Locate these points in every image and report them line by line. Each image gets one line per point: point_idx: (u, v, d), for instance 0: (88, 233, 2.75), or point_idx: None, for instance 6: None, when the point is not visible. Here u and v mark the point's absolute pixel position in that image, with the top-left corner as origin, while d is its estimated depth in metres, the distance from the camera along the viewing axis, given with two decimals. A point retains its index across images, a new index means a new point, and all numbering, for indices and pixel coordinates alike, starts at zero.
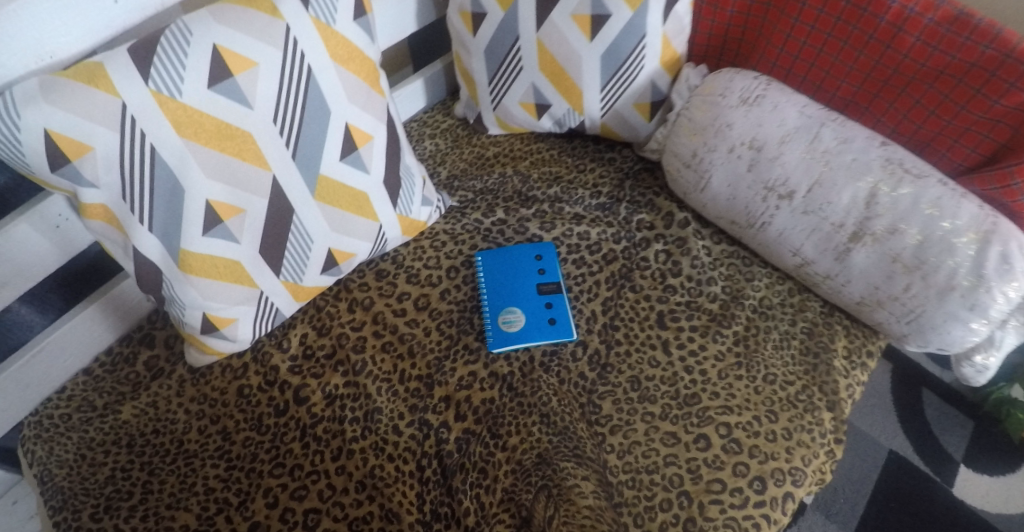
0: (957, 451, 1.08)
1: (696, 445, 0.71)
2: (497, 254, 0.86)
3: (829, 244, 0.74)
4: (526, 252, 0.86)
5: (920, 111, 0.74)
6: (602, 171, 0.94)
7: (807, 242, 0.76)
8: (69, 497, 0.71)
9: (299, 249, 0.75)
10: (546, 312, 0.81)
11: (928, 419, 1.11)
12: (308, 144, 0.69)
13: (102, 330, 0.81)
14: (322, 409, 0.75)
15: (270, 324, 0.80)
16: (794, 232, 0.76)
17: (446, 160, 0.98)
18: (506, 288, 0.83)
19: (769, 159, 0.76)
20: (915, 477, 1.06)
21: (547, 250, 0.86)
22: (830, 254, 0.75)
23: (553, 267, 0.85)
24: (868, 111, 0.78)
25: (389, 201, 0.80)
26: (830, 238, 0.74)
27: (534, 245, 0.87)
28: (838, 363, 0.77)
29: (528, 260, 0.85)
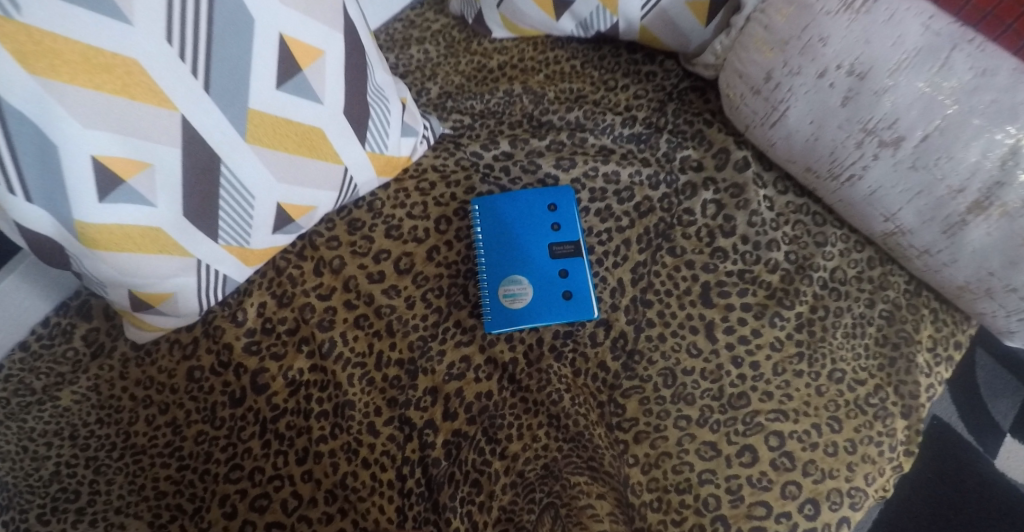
0: (1005, 420, 0.87)
1: (739, 460, 0.58)
2: (499, 201, 0.67)
3: (938, 211, 0.55)
4: (535, 201, 0.67)
5: None
6: (639, 90, 0.72)
7: (907, 207, 0.57)
8: (13, 496, 0.61)
9: (239, 208, 0.57)
10: (560, 283, 0.64)
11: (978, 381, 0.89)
12: (228, 71, 0.50)
13: (34, 300, 0.67)
14: (285, 400, 0.62)
15: (218, 294, 0.65)
16: (890, 192, 0.57)
17: (437, 72, 0.75)
18: (509, 248, 0.65)
19: (876, 91, 0.54)
20: (953, 447, 0.86)
21: (563, 197, 0.67)
22: (937, 225, 0.56)
23: (571, 222, 0.66)
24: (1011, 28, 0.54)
25: (356, 137, 0.61)
26: (941, 204, 0.55)
27: (548, 191, 0.67)
28: (921, 359, 0.62)
29: (538, 211, 0.67)
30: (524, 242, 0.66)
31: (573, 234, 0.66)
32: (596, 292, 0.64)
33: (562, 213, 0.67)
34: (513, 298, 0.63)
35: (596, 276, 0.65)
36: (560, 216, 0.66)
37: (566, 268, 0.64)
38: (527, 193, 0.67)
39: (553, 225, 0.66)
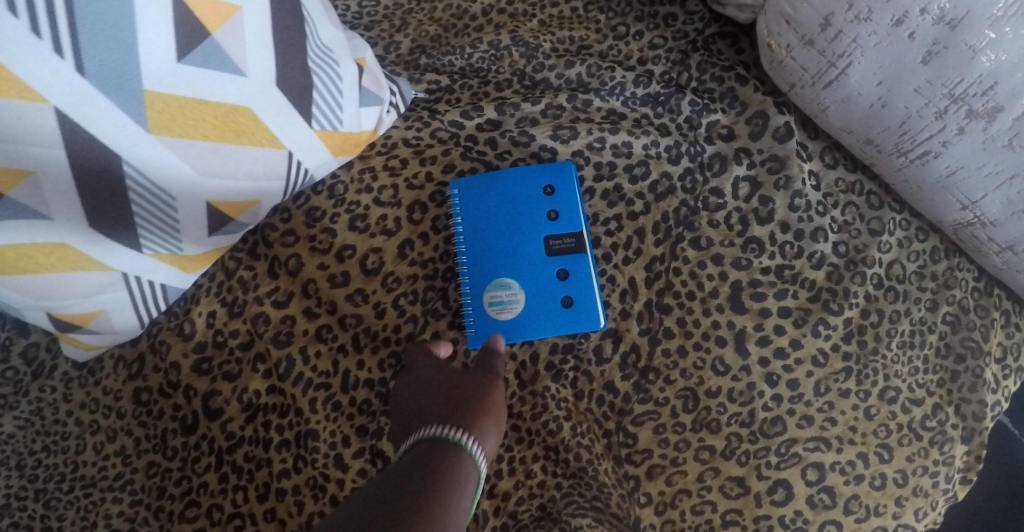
0: None
1: (771, 499, 0.49)
2: (483, 183, 0.55)
3: None
4: (529, 183, 0.55)
5: None
6: (655, 37, 0.58)
7: (993, 193, 0.45)
8: None
9: (160, 211, 0.47)
10: (559, 287, 0.53)
11: None
12: (104, 45, 0.37)
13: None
14: (241, 427, 0.54)
15: (159, 306, 0.55)
16: (975, 175, 0.45)
17: (409, 21, 0.62)
18: (497, 244, 0.54)
19: (972, 46, 0.40)
20: None
21: (563, 176, 0.54)
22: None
23: (572, 209, 0.54)
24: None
25: (298, 113, 0.49)
26: None
27: (545, 170, 0.55)
28: (991, 372, 0.51)
29: (532, 195, 0.54)
30: (516, 236, 0.54)
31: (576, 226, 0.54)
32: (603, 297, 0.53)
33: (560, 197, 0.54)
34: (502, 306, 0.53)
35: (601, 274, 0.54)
36: (558, 202, 0.54)
37: (566, 268, 0.53)
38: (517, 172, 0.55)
39: (549, 213, 0.54)
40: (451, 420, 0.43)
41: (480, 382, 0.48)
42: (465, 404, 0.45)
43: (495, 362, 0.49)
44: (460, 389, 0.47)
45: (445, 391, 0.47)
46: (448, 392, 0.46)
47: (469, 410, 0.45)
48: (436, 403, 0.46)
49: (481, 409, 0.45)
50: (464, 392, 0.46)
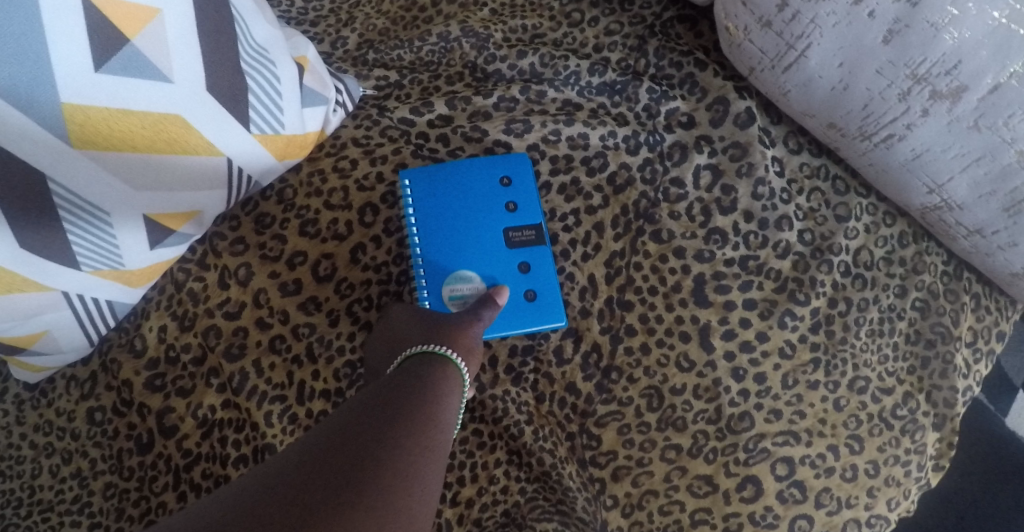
0: None
1: (740, 496, 0.48)
2: (437, 175, 0.52)
3: (1002, 184, 0.42)
4: (486, 174, 0.52)
5: None
6: (610, 22, 0.56)
7: (960, 176, 0.43)
8: None
9: (94, 224, 0.45)
10: (522, 281, 0.51)
11: None
12: (12, 57, 0.34)
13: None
14: (197, 444, 0.52)
15: (107, 323, 0.53)
16: (942, 157, 0.43)
17: (356, 15, 0.59)
18: (454, 237, 0.51)
19: (933, 21, 0.38)
20: None
21: (518, 167, 0.53)
22: (1000, 199, 0.42)
23: (531, 200, 0.52)
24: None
25: (234, 118, 0.47)
26: (1007, 174, 0.41)
27: (500, 160, 0.53)
28: (960, 357, 0.50)
29: (488, 186, 0.52)
30: (474, 227, 0.52)
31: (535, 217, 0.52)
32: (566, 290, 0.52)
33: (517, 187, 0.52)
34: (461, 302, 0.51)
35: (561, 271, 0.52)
36: (515, 192, 0.52)
37: (528, 260, 0.51)
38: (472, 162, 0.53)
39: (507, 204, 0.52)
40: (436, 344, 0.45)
41: (464, 323, 0.47)
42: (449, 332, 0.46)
43: (484, 313, 0.48)
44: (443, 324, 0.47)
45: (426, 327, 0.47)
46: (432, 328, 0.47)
47: (454, 335, 0.46)
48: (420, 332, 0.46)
49: (465, 343, 0.46)
50: (447, 330, 0.46)
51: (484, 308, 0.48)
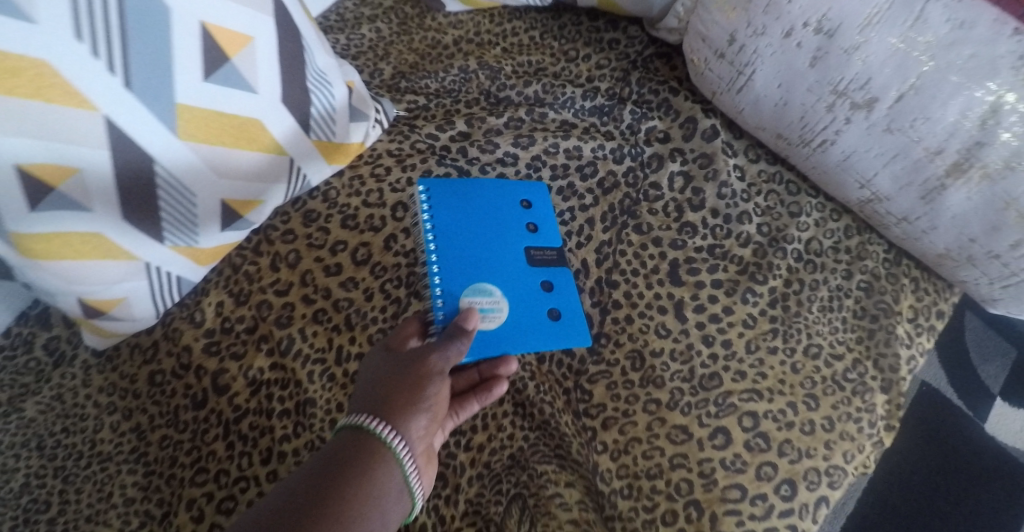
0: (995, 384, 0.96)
1: (712, 443, 0.56)
2: (470, 201, 0.60)
3: (916, 176, 0.51)
4: (512, 205, 0.61)
5: None
6: (600, 59, 0.68)
7: (883, 171, 0.53)
8: None
9: (181, 206, 0.55)
10: (544, 300, 0.57)
11: (968, 343, 0.99)
12: (149, 61, 0.47)
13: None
14: (246, 400, 0.61)
15: (175, 296, 0.63)
16: (866, 157, 0.53)
17: (390, 52, 0.71)
18: (482, 257, 0.57)
19: (846, 48, 0.49)
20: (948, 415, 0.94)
21: (538, 194, 0.62)
22: (915, 190, 0.52)
23: (551, 227, 0.61)
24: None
25: (298, 125, 0.58)
26: (918, 167, 0.51)
27: (518, 186, 0.62)
28: (902, 329, 0.59)
29: (513, 216, 0.60)
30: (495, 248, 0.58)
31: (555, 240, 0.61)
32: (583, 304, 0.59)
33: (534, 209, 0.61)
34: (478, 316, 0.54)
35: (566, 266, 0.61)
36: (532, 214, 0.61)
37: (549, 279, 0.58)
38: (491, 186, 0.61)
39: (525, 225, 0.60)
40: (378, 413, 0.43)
41: (424, 366, 0.46)
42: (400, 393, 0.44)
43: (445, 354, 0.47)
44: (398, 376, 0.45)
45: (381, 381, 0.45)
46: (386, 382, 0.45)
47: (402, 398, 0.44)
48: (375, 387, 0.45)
49: (420, 400, 0.44)
50: (402, 386, 0.44)
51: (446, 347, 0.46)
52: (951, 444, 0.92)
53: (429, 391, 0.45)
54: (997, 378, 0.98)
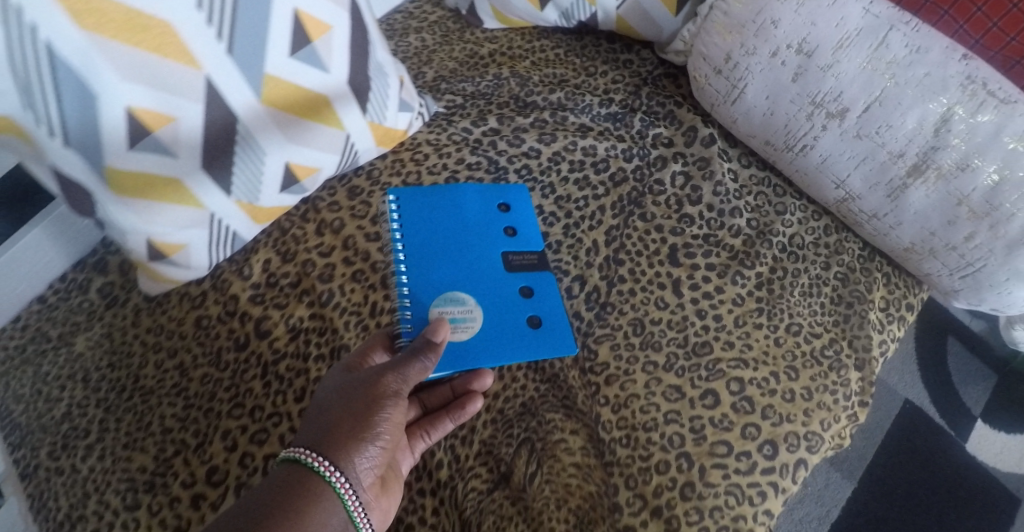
0: (976, 406, 1.05)
1: (703, 403, 0.63)
2: (454, 216, 0.66)
3: (882, 177, 0.61)
4: (494, 218, 0.67)
5: (981, 21, 0.55)
6: (616, 75, 0.78)
7: (854, 172, 0.62)
8: (27, 434, 0.69)
9: (250, 164, 0.63)
10: (525, 306, 0.62)
11: (950, 367, 1.08)
12: (250, 34, 0.56)
13: (52, 255, 0.75)
14: (285, 344, 0.67)
15: (228, 249, 0.70)
16: (840, 159, 0.63)
17: (433, 58, 0.80)
18: (464, 272, 0.62)
19: (821, 67, 0.60)
20: (929, 431, 1.03)
21: (517, 198, 0.69)
22: (882, 190, 0.62)
23: (531, 235, 0.67)
24: (982, 11, 0.55)
25: (357, 105, 0.67)
26: (885, 168, 0.60)
27: (499, 192, 0.69)
28: (873, 315, 0.67)
29: (494, 232, 0.66)
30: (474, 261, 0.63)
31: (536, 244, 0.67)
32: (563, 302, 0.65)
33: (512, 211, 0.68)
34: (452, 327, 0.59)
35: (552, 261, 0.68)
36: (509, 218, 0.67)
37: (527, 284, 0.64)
38: (468, 193, 0.68)
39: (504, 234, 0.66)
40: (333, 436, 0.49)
41: (377, 399, 0.50)
42: (356, 415, 0.50)
43: (405, 376, 0.51)
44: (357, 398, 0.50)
45: (342, 401, 0.51)
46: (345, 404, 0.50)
47: (356, 422, 0.49)
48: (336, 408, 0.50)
49: (375, 425, 0.50)
50: (356, 413, 0.49)
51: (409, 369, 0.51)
52: (932, 457, 1.01)
53: (386, 413, 0.50)
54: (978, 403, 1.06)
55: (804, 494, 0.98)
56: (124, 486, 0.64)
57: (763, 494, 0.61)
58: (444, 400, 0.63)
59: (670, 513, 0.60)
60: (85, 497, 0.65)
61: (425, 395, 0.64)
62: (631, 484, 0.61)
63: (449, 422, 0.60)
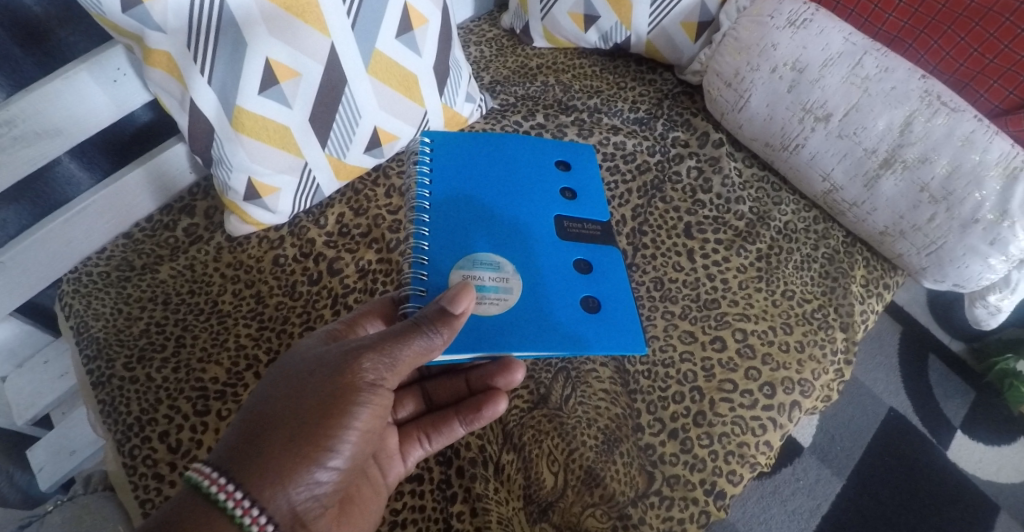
0: (955, 417, 1.14)
1: (712, 346, 0.74)
2: (520, 198, 0.75)
3: (859, 170, 0.76)
4: (556, 198, 0.77)
5: (937, 52, 0.77)
6: (642, 90, 0.94)
7: (838, 167, 0.77)
8: (103, 346, 0.74)
9: (346, 123, 0.76)
10: (580, 290, 0.70)
11: (931, 381, 1.18)
12: (371, 14, 0.70)
13: (144, 198, 0.82)
14: (355, 281, 0.78)
15: (309, 201, 0.81)
16: (826, 156, 0.77)
17: (489, 66, 0.96)
18: (523, 251, 0.70)
19: (811, 81, 0.77)
20: (912, 436, 1.12)
21: (583, 157, 0.82)
22: (859, 181, 0.76)
23: (596, 205, 0.78)
24: (937, 44, 0.77)
25: (436, 87, 0.81)
26: (862, 163, 0.75)
27: (565, 152, 0.81)
28: (855, 288, 0.79)
29: (554, 205, 0.76)
30: (527, 236, 0.72)
31: (600, 214, 0.77)
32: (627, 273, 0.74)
33: (572, 168, 0.81)
34: (493, 300, 0.66)
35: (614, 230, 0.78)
36: (569, 179, 0.79)
37: (587, 257, 0.73)
38: (523, 151, 0.80)
39: (565, 201, 0.77)
40: (267, 447, 0.48)
41: (331, 407, 0.50)
42: (309, 417, 0.49)
43: (379, 366, 0.52)
44: (312, 395, 0.50)
45: (291, 399, 0.50)
46: (293, 403, 0.50)
47: (307, 429, 0.49)
48: (280, 407, 0.50)
49: (325, 438, 0.49)
50: (304, 426, 0.49)
51: (398, 350, 0.52)
52: (917, 460, 1.10)
53: (350, 412, 0.50)
54: (958, 415, 1.16)
55: (796, 486, 1.06)
56: (197, 393, 0.71)
57: (764, 426, 0.71)
58: (461, 394, 0.69)
59: (685, 435, 0.69)
60: (157, 403, 0.71)
61: (437, 389, 0.69)
62: (652, 409, 0.71)
63: (458, 426, 0.64)
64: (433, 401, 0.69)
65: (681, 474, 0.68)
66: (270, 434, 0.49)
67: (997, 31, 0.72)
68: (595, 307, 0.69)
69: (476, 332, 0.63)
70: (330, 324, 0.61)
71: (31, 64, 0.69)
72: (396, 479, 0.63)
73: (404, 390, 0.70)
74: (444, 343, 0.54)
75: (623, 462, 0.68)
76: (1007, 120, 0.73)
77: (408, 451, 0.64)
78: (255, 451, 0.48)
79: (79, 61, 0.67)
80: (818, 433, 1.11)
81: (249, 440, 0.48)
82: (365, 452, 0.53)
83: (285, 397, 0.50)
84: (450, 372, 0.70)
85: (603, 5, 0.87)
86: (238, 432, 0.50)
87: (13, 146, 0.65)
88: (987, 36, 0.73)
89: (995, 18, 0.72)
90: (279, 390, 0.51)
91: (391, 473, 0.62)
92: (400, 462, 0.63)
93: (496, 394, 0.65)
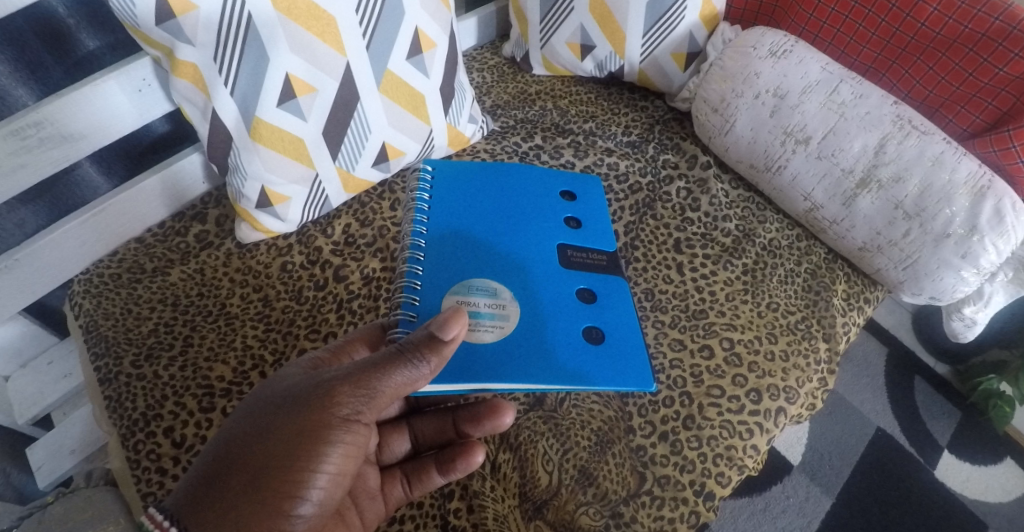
0: (942, 438, 1.17)
1: (701, 354, 0.77)
2: (522, 232, 0.78)
3: (838, 189, 0.80)
4: (559, 232, 0.79)
5: (908, 80, 0.84)
6: (635, 116, 1.00)
7: (818, 187, 0.82)
8: (112, 344, 0.77)
9: (357, 137, 0.80)
10: (582, 320, 0.71)
11: (918, 402, 1.21)
12: (385, 36, 0.76)
13: (157, 205, 0.85)
14: (359, 287, 0.81)
15: (317, 212, 0.85)
16: (806, 176, 0.82)
17: (491, 91, 1.02)
18: (523, 281, 0.72)
19: (791, 106, 0.82)
20: (900, 456, 1.14)
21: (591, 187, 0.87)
22: (838, 201, 0.81)
23: (604, 236, 0.81)
24: (908, 73, 0.84)
25: (442, 107, 0.87)
26: (840, 183, 0.80)
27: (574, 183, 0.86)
28: (836, 301, 0.83)
29: (558, 233, 0.79)
30: (528, 269, 0.74)
31: (606, 244, 0.80)
32: (632, 304, 0.76)
33: (578, 200, 0.85)
34: (489, 327, 0.67)
35: (621, 259, 0.81)
36: (575, 208, 0.83)
37: (591, 286, 0.75)
38: (528, 184, 0.84)
39: (570, 230, 0.80)
40: (225, 494, 0.49)
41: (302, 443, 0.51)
42: (273, 459, 0.50)
43: (352, 400, 0.52)
44: (277, 434, 0.51)
45: (263, 434, 0.51)
46: (257, 444, 0.51)
47: (271, 473, 0.50)
48: (243, 446, 0.51)
49: (292, 475, 0.50)
50: (272, 464, 0.50)
51: (378, 382, 0.52)
52: (906, 481, 1.11)
53: (318, 452, 0.51)
54: (945, 436, 1.18)
55: (786, 504, 1.07)
56: (203, 390, 0.73)
57: (751, 431, 0.73)
58: (448, 437, 0.68)
59: (675, 437, 0.72)
60: (163, 399, 0.73)
61: (425, 429, 0.69)
62: (643, 412, 0.73)
63: (436, 475, 0.64)
64: (419, 438, 0.69)
65: (671, 475, 0.70)
66: (229, 479, 0.50)
67: (962, 62, 0.79)
68: (599, 338, 0.70)
69: (469, 360, 0.64)
70: (315, 352, 0.60)
71: (61, 72, 0.74)
72: (375, 520, 0.63)
73: (392, 424, 0.70)
74: (428, 372, 0.54)
75: (615, 462, 0.70)
76: (975, 142, 0.79)
77: (389, 491, 0.64)
78: (211, 500, 0.49)
79: (108, 70, 0.71)
80: (807, 452, 1.13)
81: (207, 486, 0.50)
82: (337, 493, 0.54)
83: (250, 437, 0.51)
84: (438, 409, 0.69)
85: (599, 37, 0.94)
86: (199, 475, 0.51)
87: (40, 147, 0.69)
88: (953, 65, 0.80)
89: (959, 49, 0.78)
90: (245, 427, 0.52)
91: (369, 513, 0.62)
92: (380, 503, 0.63)
93: (472, 445, 0.64)
